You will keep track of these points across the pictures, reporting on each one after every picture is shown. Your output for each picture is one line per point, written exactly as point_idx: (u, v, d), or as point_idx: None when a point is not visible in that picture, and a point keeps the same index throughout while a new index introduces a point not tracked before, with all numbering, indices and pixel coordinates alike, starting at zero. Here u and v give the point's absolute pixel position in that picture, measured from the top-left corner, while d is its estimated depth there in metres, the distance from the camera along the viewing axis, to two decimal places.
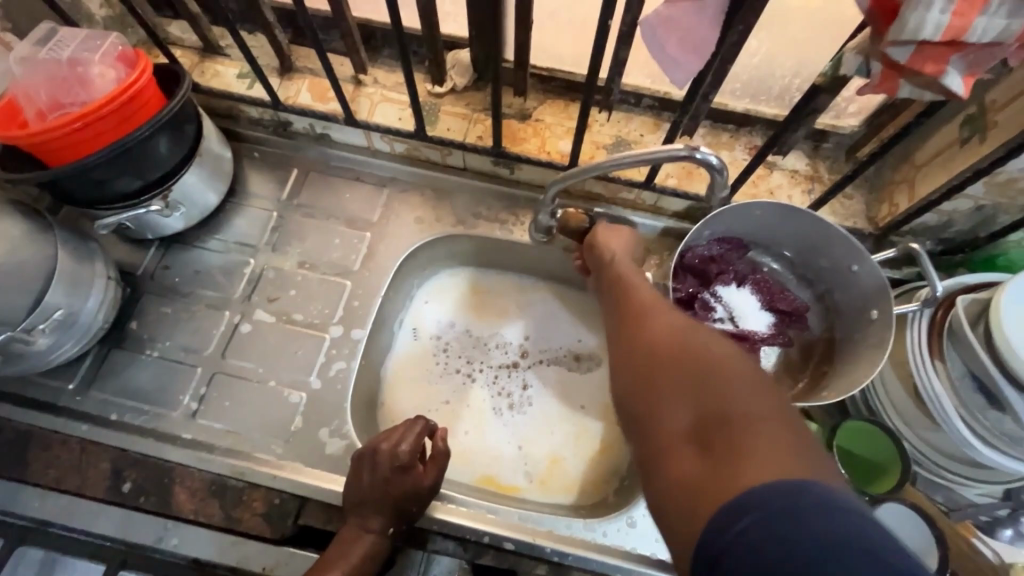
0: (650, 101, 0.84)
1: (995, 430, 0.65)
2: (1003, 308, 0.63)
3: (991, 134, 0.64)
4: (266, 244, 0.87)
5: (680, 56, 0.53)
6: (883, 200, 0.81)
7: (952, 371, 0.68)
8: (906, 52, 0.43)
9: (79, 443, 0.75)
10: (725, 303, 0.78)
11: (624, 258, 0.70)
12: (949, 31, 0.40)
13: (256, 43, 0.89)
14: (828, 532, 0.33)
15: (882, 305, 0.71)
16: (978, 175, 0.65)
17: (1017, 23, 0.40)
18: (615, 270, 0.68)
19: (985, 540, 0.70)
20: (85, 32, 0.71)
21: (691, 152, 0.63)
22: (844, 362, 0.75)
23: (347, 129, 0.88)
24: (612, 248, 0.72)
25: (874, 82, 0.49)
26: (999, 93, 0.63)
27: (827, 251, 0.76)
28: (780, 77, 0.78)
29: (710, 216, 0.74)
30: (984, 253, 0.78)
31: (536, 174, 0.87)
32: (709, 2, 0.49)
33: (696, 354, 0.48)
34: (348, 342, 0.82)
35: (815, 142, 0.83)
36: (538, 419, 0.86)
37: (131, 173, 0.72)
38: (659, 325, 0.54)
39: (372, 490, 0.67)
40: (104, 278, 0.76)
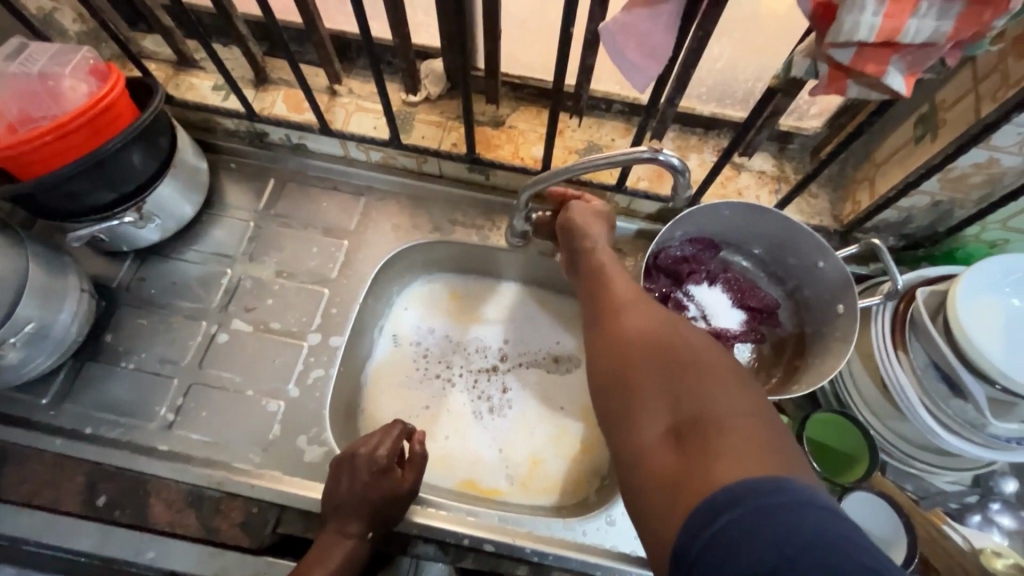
0: (620, 106, 0.86)
1: (958, 418, 0.67)
2: (959, 300, 0.65)
3: (941, 132, 0.67)
4: (244, 254, 0.87)
5: (639, 61, 0.55)
6: (847, 199, 0.83)
7: (916, 362, 0.70)
8: (848, 53, 0.45)
9: (52, 458, 0.74)
10: (698, 302, 0.80)
11: (605, 249, 0.68)
12: (883, 31, 0.42)
13: (231, 55, 0.90)
14: (801, 525, 0.34)
15: (847, 300, 0.73)
16: (932, 171, 0.68)
17: (946, 24, 0.42)
18: (595, 260, 0.67)
19: (955, 526, 0.72)
20: (56, 46, 0.72)
21: (655, 155, 0.64)
22: (814, 356, 0.76)
23: (323, 139, 0.89)
24: (593, 235, 0.70)
25: (823, 83, 0.50)
26: (948, 92, 0.66)
27: (794, 248, 0.78)
28: (744, 82, 0.81)
29: (679, 216, 0.75)
30: (944, 247, 0.81)
31: (510, 179, 0.89)
32: (663, 8, 0.51)
33: (669, 348, 0.49)
34: (327, 349, 0.82)
35: (781, 143, 0.85)
36: (519, 423, 0.86)
37: (104, 186, 0.72)
38: (633, 317, 0.55)
39: (350, 496, 0.67)
40: (77, 290, 0.76)
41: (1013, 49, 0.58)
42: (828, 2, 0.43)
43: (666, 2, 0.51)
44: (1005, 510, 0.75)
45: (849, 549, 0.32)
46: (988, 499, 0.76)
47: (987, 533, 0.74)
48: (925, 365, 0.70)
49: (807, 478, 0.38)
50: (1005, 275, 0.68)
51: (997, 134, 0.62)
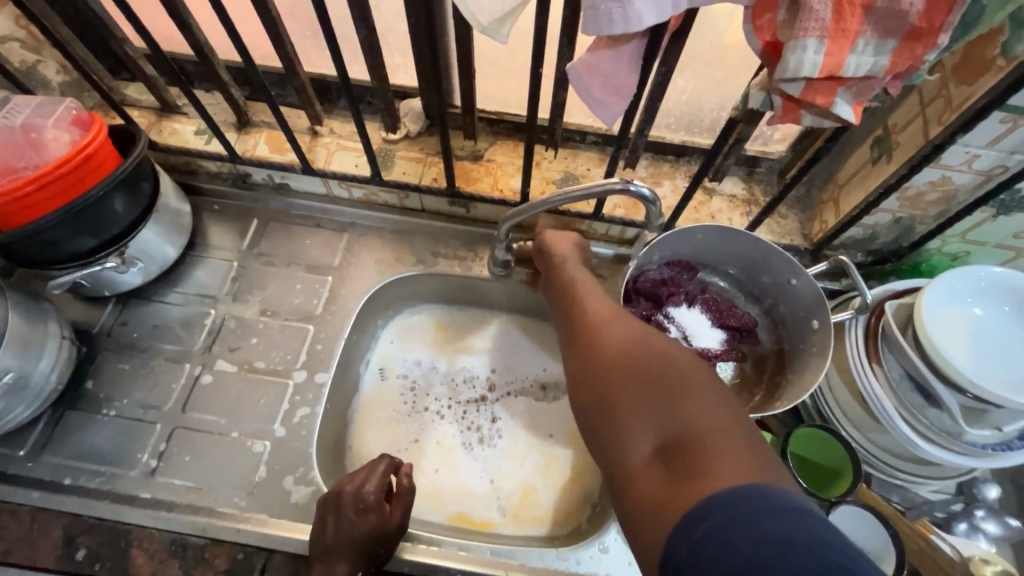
0: (594, 138, 0.89)
1: (933, 426, 0.70)
2: (925, 313, 0.68)
3: (895, 153, 0.70)
4: (227, 293, 0.87)
5: (605, 98, 0.57)
6: (815, 218, 0.86)
7: (890, 373, 0.72)
8: (797, 87, 0.48)
9: (30, 512, 0.72)
10: (679, 324, 0.82)
11: (569, 263, 0.70)
12: (825, 68, 0.45)
13: (213, 100, 0.92)
14: (773, 528, 0.35)
15: (821, 316, 0.75)
16: (890, 190, 0.71)
17: (883, 59, 0.45)
18: (569, 279, 0.68)
19: (942, 536, 0.73)
20: (39, 98, 0.73)
21: (625, 185, 0.66)
22: (795, 371, 0.78)
23: (306, 178, 0.91)
24: (565, 254, 0.71)
25: (778, 114, 0.54)
26: (899, 116, 0.70)
27: (767, 267, 0.80)
28: (709, 111, 0.85)
29: (654, 241, 0.78)
30: (910, 260, 0.84)
31: (490, 211, 0.91)
32: (624, 49, 0.54)
33: (652, 369, 0.50)
34: (313, 387, 0.82)
35: (749, 168, 0.89)
36: (508, 452, 0.86)
37: (86, 233, 0.73)
38: (615, 340, 0.55)
39: (337, 536, 0.67)
40: (58, 338, 0.75)
41: (953, 77, 0.62)
42: (775, 41, 0.46)
43: (627, 44, 0.53)
44: (989, 517, 0.75)
45: (818, 546, 0.34)
46: (972, 506, 0.76)
47: (973, 541, 0.74)
48: (900, 376, 0.71)
49: (785, 482, 0.39)
50: (967, 287, 0.70)
51: (946, 154, 0.66)
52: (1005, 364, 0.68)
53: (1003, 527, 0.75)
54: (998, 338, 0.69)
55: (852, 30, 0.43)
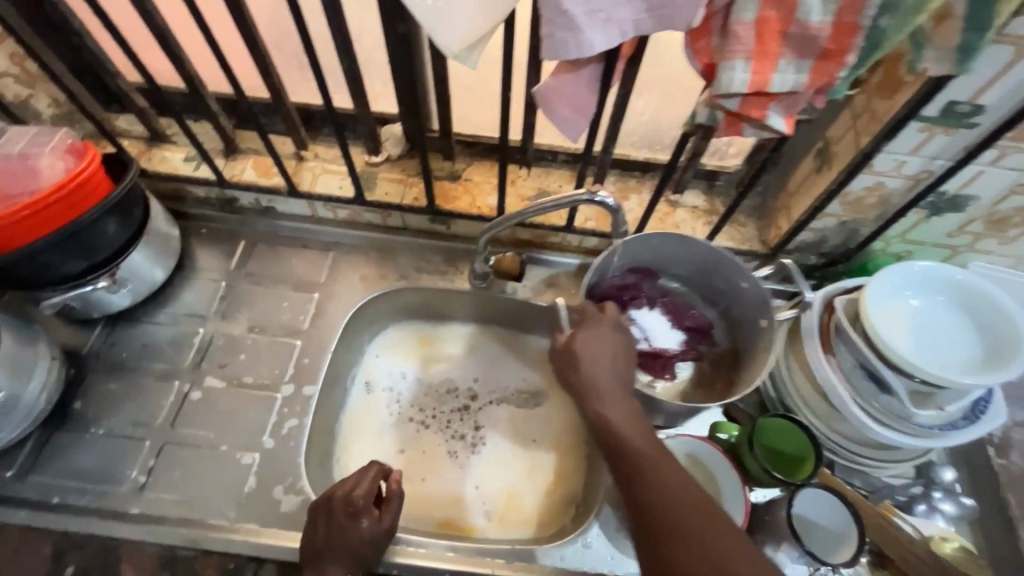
0: (565, 157, 0.95)
1: (885, 410, 0.75)
2: (869, 305, 0.74)
3: (835, 162, 0.78)
4: (215, 312, 0.90)
5: (568, 117, 0.63)
6: (770, 225, 0.93)
7: (843, 363, 0.78)
8: (735, 103, 0.55)
9: (17, 532, 0.73)
10: (640, 326, 0.87)
11: (595, 373, 0.67)
12: (753, 84, 0.51)
13: (202, 129, 0.96)
14: None
15: (769, 315, 0.80)
16: (832, 196, 0.78)
17: (803, 77, 0.52)
18: (596, 394, 0.66)
19: (903, 517, 0.77)
20: (34, 129, 0.77)
21: (591, 196, 0.72)
22: (748, 368, 0.83)
23: (291, 200, 0.95)
24: (585, 364, 0.68)
25: (721, 127, 0.61)
26: (835, 129, 0.78)
27: (720, 271, 0.86)
28: (669, 130, 0.92)
29: (610, 252, 0.83)
30: (858, 261, 0.91)
31: (470, 227, 0.96)
32: (583, 72, 0.60)
33: (686, 509, 0.55)
34: (300, 399, 0.84)
35: (709, 181, 0.96)
36: (493, 458, 0.89)
37: (78, 255, 0.76)
38: (651, 471, 0.59)
39: (327, 538, 0.69)
40: (49, 358, 0.77)
41: (876, 93, 0.70)
42: (712, 63, 0.53)
43: (584, 68, 0.60)
44: (946, 498, 0.81)
45: None
46: (931, 489, 0.81)
47: (932, 521, 0.79)
48: (853, 365, 0.77)
49: None
50: (906, 281, 0.77)
51: (877, 161, 0.73)
52: (944, 350, 0.74)
53: (958, 507, 0.81)
54: (938, 326, 0.75)
55: (772, 52, 0.50)
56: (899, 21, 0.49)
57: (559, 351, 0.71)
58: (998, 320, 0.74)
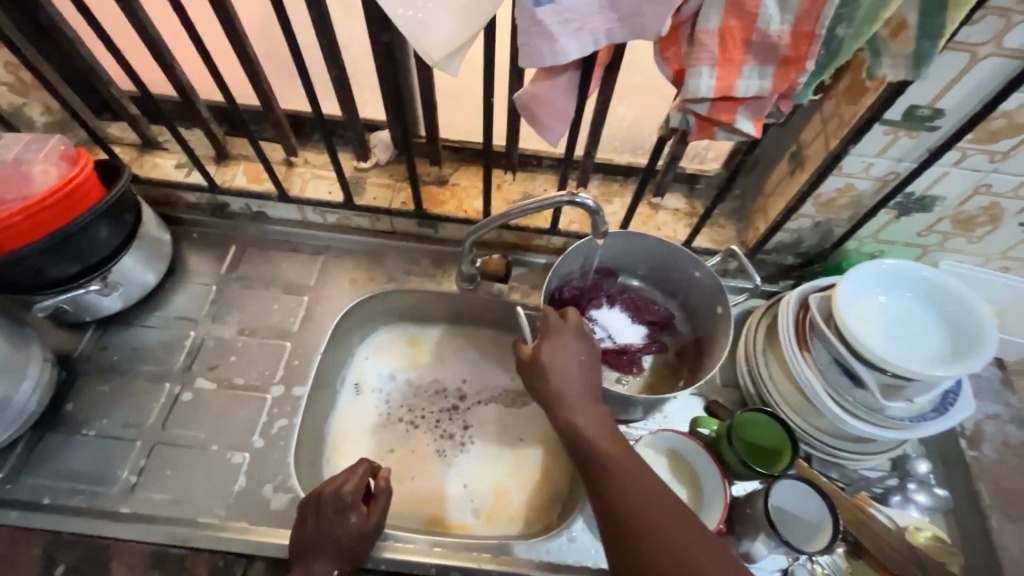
0: (549, 162, 0.98)
1: (858, 404, 0.78)
2: (841, 302, 0.77)
3: (807, 165, 0.81)
4: (206, 315, 0.91)
5: (547, 121, 0.65)
6: (749, 226, 0.96)
7: (818, 359, 0.80)
8: (704, 107, 0.58)
9: (7, 532, 0.74)
10: (602, 325, 0.90)
11: (563, 381, 0.69)
12: (719, 89, 0.54)
13: (194, 136, 0.98)
14: None
15: (723, 302, 0.84)
16: (804, 197, 0.81)
17: (767, 82, 0.55)
18: (564, 404, 0.68)
19: (878, 508, 0.80)
20: (28, 136, 0.79)
21: (572, 197, 0.74)
22: (709, 356, 0.86)
23: (282, 206, 0.97)
24: (552, 373, 0.69)
25: (694, 131, 0.63)
26: (807, 133, 0.81)
27: (675, 264, 0.89)
28: (649, 135, 0.95)
29: (571, 248, 0.86)
30: (833, 260, 0.94)
31: (457, 231, 0.98)
32: (560, 79, 0.63)
33: (652, 511, 0.57)
34: (290, 400, 0.86)
35: (689, 184, 0.99)
36: (480, 457, 0.91)
37: (70, 259, 0.77)
38: (617, 476, 0.61)
39: (316, 534, 0.70)
40: (41, 360, 0.78)
41: (843, 98, 0.73)
42: (682, 69, 0.55)
43: (561, 75, 0.62)
44: (920, 489, 0.83)
45: None
46: (906, 480, 0.83)
47: (906, 511, 0.81)
48: (827, 360, 0.80)
49: None
50: (877, 279, 0.80)
51: (846, 163, 0.76)
52: (914, 345, 0.77)
53: (933, 498, 0.83)
54: (909, 322, 0.78)
55: (736, 59, 0.53)
56: (856, 29, 0.52)
57: (526, 361, 0.73)
58: (964, 315, 0.77)
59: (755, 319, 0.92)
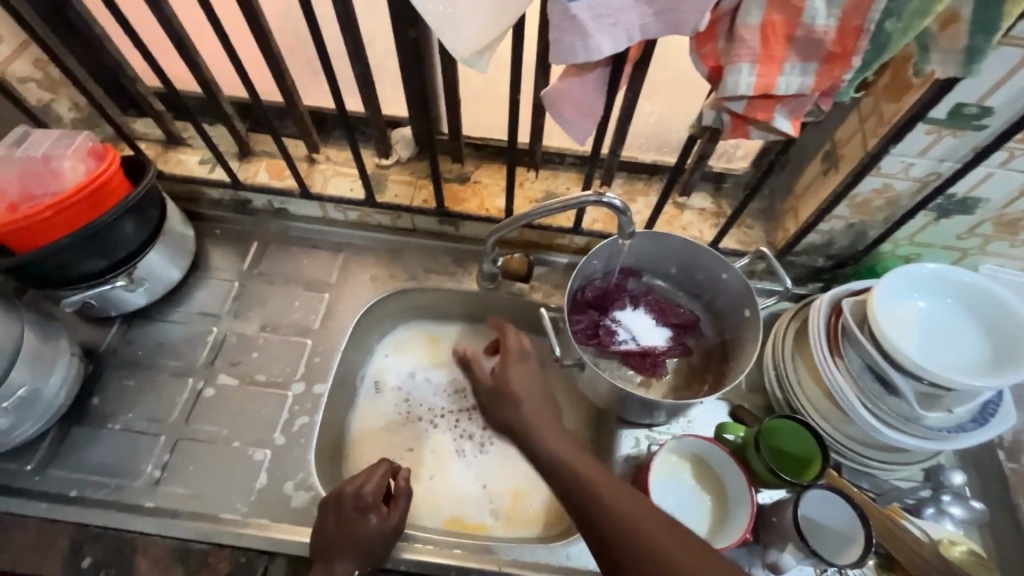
0: (572, 159, 0.96)
1: (892, 412, 0.75)
2: (877, 307, 0.74)
3: (842, 165, 0.78)
4: (229, 311, 0.92)
5: (576, 119, 0.64)
6: (777, 227, 0.93)
7: (851, 365, 0.78)
8: (740, 105, 0.56)
9: (36, 524, 0.74)
10: (626, 327, 0.88)
11: (527, 401, 0.72)
12: (759, 87, 0.52)
13: (217, 133, 0.99)
14: None
15: (751, 305, 0.82)
16: (839, 198, 0.78)
17: (808, 79, 0.53)
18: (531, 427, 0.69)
19: (911, 519, 0.76)
20: (57, 133, 0.79)
21: (598, 197, 0.72)
22: (736, 360, 0.84)
23: (303, 202, 0.97)
24: (517, 395, 0.73)
25: (728, 130, 0.61)
26: (842, 132, 0.78)
27: (700, 265, 0.87)
28: (676, 132, 0.93)
29: (596, 249, 0.85)
30: (866, 263, 0.91)
31: (478, 229, 0.97)
32: (590, 76, 0.61)
33: (631, 514, 0.57)
34: (311, 397, 0.86)
35: (716, 184, 0.96)
36: (500, 457, 0.90)
37: (97, 255, 0.78)
38: (593, 486, 0.60)
39: (337, 533, 0.70)
40: (68, 355, 0.79)
41: (883, 96, 0.70)
42: (718, 66, 0.53)
43: (591, 72, 0.60)
44: (956, 501, 0.79)
45: None
46: (940, 492, 0.80)
47: (941, 524, 0.78)
48: (860, 367, 0.77)
49: None
50: (914, 283, 0.77)
51: (885, 163, 0.74)
52: (952, 352, 0.74)
53: (967, 511, 0.79)
54: (947, 328, 0.76)
55: (778, 55, 0.51)
56: (904, 25, 0.50)
57: (493, 401, 0.77)
58: (1006, 321, 0.74)
59: (783, 321, 0.89)
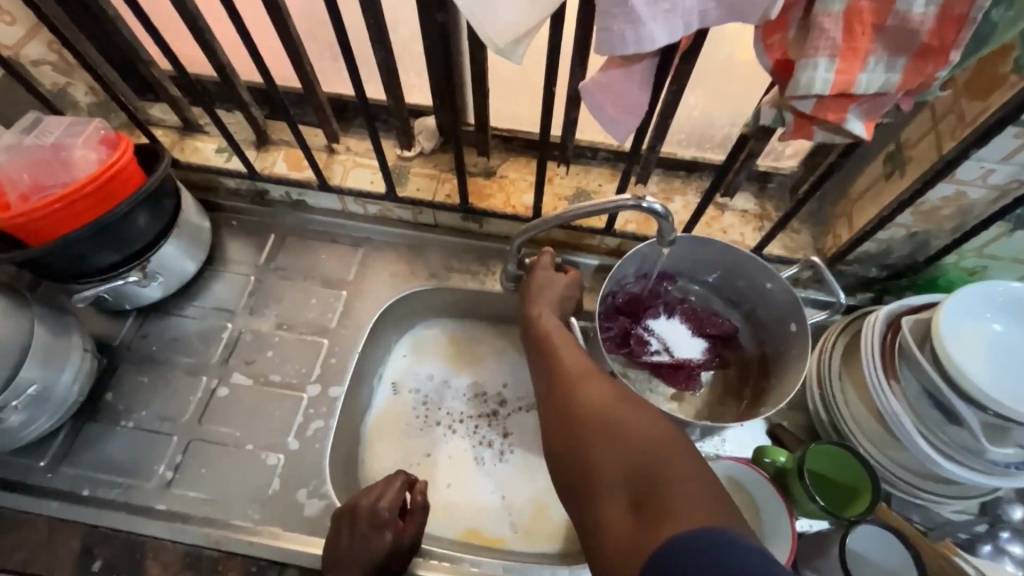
0: (606, 154, 0.90)
1: (953, 443, 0.68)
2: (942, 327, 0.67)
3: (909, 168, 0.70)
4: (244, 307, 0.89)
5: (618, 115, 0.57)
6: (828, 232, 0.86)
7: (907, 390, 0.71)
8: (808, 104, 0.49)
9: (48, 522, 0.73)
10: (659, 336, 0.83)
11: (548, 313, 0.74)
12: (836, 86, 0.46)
13: (234, 119, 0.95)
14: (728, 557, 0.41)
15: (798, 319, 0.76)
16: (904, 206, 0.71)
17: (894, 76, 0.46)
18: (541, 330, 0.72)
19: (967, 558, 0.69)
20: (68, 119, 0.76)
21: (637, 202, 0.66)
22: (778, 377, 0.78)
23: (322, 194, 0.93)
24: (539, 302, 0.75)
25: (789, 130, 0.54)
26: (911, 131, 0.71)
27: (742, 272, 0.81)
28: (720, 127, 0.86)
29: (629, 255, 0.78)
30: (926, 274, 0.83)
31: (503, 226, 0.92)
32: (636, 68, 0.54)
33: (607, 404, 0.59)
34: (326, 400, 0.82)
35: (761, 183, 0.89)
36: (521, 468, 0.85)
37: (110, 248, 0.75)
38: (577, 379, 0.64)
39: (351, 550, 0.67)
40: (81, 350, 0.77)
41: (965, 92, 0.62)
42: (786, 59, 0.47)
43: (638, 64, 0.54)
44: (1015, 539, 0.73)
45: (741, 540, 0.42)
46: (997, 528, 0.74)
47: (1000, 564, 0.71)
48: (918, 392, 0.70)
49: (735, 522, 0.45)
50: (984, 303, 0.70)
51: (961, 169, 0.66)
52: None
53: None
54: (1018, 354, 0.69)
55: (861, 49, 0.44)
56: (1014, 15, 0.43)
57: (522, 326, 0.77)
58: None
59: (831, 335, 0.82)
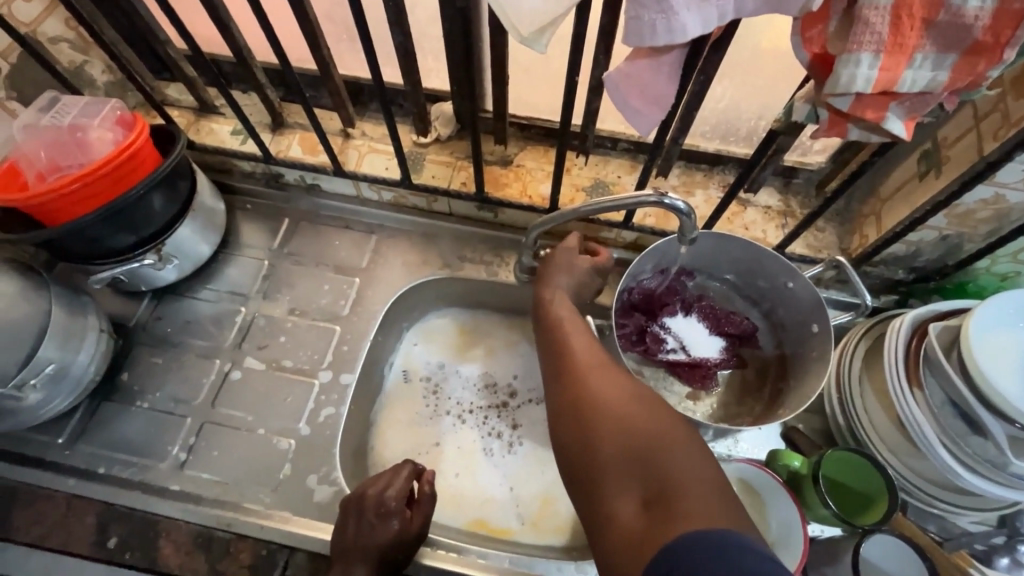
0: (626, 145, 0.87)
1: (977, 455, 0.66)
2: (972, 335, 0.65)
3: (945, 169, 0.67)
4: (257, 291, 0.89)
5: (643, 108, 0.55)
6: (854, 232, 0.83)
7: (931, 399, 0.69)
8: (846, 101, 0.46)
9: (65, 498, 0.75)
10: (675, 334, 0.81)
11: (563, 297, 0.72)
12: (879, 84, 0.43)
13: (250, 101, 0.93)
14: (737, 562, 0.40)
15: (821, 321, 0.74)
16: (938, 208, 0.68)
17: (942, 74, 0.43)
18: (554, 314, 0.70)
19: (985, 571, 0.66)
20: (85, 99, 0.75)
21: (659, 198, 0.64)
22: (797, 380, 0.76)
23: (337, 179, 0.92)
24: (555, 285, 0.73)
25: (823, 127, 0.51)
26: (950, 129, 0.67)
27: (763, 272, 0.79)
28: (747, 120, 0.83)
29: (648, 251, 0.76)
30: (955, 279, 0.80)
31: (518, 216, 0.91)
32: (664, 59, 0.52)
33: (617, 397, 0.58)
34: (337, 387, 0.83)
35: (786, 178, 0.86)
36: (529, 460, 0.85)
37: (125, 230, 0.75)
38: (587, 368, 0.62)
39: (358, 538, 0.67)
40: (97, 330, 0.78)
41: (1012, 90, 0.59)
42: (825, 53, 0.44)
43: (667, 54, 0.51)
44: None
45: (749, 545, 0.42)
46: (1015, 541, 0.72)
47: None
48: (942, 402, 0.68)
49: (745, 529, 0.44)
50: (1016, 312, 0.67)
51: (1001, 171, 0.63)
52: None
53: None
54: None
55: (909, 45, 0.42)
56: None
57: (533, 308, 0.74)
58: None
59: (852, 337, 0.80)
